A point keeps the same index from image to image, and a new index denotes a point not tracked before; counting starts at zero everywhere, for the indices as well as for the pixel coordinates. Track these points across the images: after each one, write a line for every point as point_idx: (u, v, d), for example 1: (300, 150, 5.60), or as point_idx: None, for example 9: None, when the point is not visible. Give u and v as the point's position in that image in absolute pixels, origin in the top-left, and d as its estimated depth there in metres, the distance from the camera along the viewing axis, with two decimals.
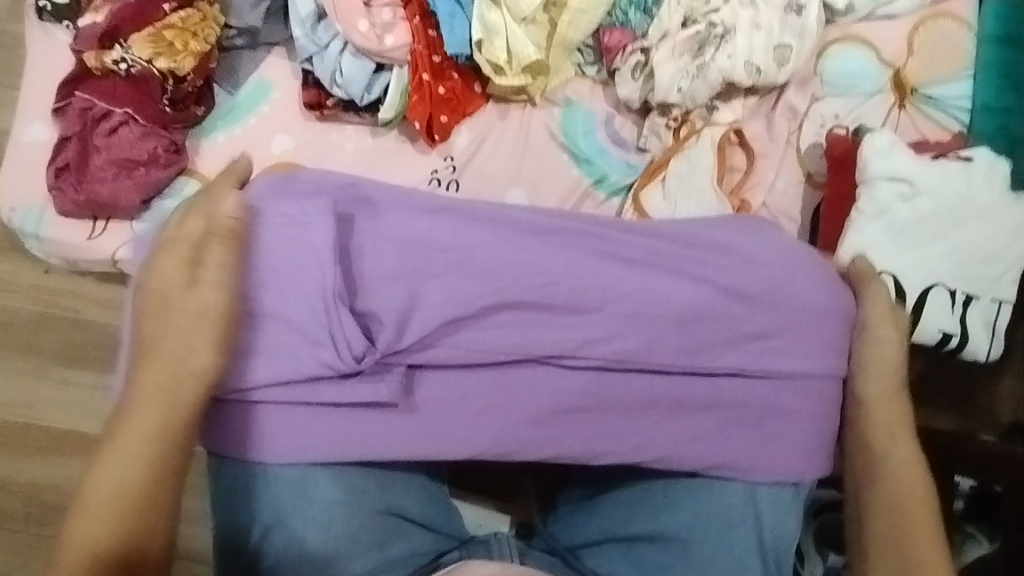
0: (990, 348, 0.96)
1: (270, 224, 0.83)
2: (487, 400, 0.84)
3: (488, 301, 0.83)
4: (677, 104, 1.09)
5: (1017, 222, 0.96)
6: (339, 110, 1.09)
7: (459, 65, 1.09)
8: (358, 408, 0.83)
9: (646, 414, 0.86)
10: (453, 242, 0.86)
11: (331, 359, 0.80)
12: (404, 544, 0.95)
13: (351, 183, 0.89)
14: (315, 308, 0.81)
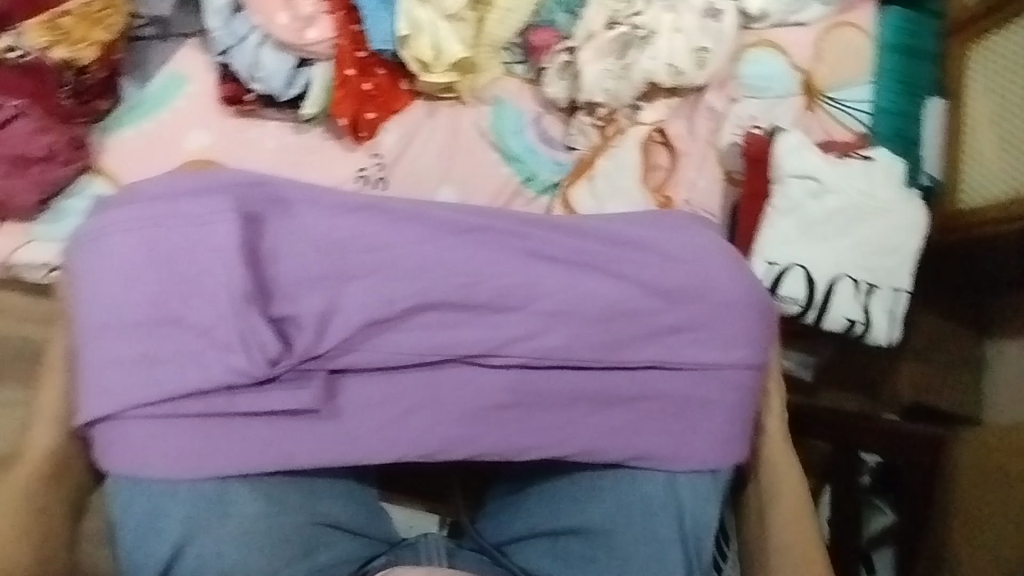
0: (890, 333, 1.03)
1: (140, 216, 0.64)
2: (415, 400, 0.66)
3: (413, 297, 0.65)
4: (602, 103, 1.05)
5: (915, 214, 1.01)
6: (257, 106, 1.00)
7: (385, 60, 1.02)
8: (274, 443, 0.65)
9: (567, 410, 0.68)
10: (379, 242, 0.66)
11: (237, 362, 0.62)
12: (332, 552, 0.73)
13: (248, 186, 0.66)
14: (217, 308, 0.63)
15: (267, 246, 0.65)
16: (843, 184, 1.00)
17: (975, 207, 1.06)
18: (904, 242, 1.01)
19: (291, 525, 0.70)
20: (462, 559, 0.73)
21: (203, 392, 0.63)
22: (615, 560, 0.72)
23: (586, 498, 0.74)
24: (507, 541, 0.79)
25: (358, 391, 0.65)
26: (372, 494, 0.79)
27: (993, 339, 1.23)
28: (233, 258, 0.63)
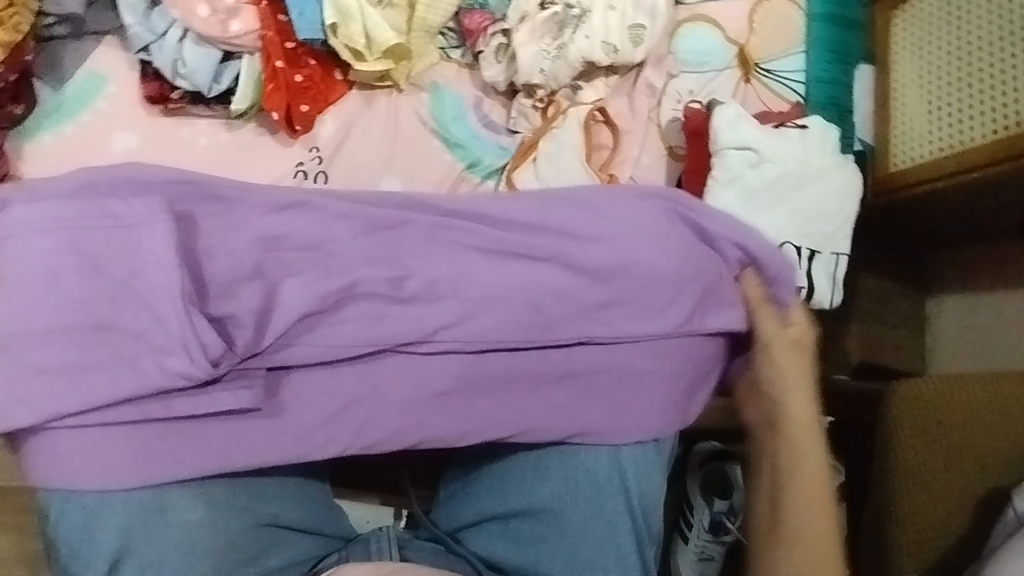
0: (832, 296, 1.06)
1: (51, 216, 0.62)
2: (353, 393, 0.66)
3: (342, 289, 0.65)
4: (541, 84, 1.04)
5: (851, 179, 1.04)
6: (185, 104, 0.96)
7: (316, 50, 0.99)
8: (214, 445, 0.65)
9: (508, 392, 0.69)
10: (310, 240, 0.66)
11: (173, 365, 0.60)
12: (282, 556, 0.73)
13: (183, 187, 0.66)
14: (156, 310, 0.61)
15: (204, 246, 0.64)
16: (780, 152, 1.02)
17: (906, 167, 1.07)
18: (839, 207, 1.04)
19: (234, 528, 0.69)
20: (414, 553, 0.73)
21: (133, 400, 0.62)
22: (566, 537, 0.72)
23: (533, 479, 0.73)
24: (459, 528, 0.78)
25: (297, 389, 0.66)
26: (326, 493, 0.79)
27: (933, 294, 1.27)
28: (168, 259, 0.61)
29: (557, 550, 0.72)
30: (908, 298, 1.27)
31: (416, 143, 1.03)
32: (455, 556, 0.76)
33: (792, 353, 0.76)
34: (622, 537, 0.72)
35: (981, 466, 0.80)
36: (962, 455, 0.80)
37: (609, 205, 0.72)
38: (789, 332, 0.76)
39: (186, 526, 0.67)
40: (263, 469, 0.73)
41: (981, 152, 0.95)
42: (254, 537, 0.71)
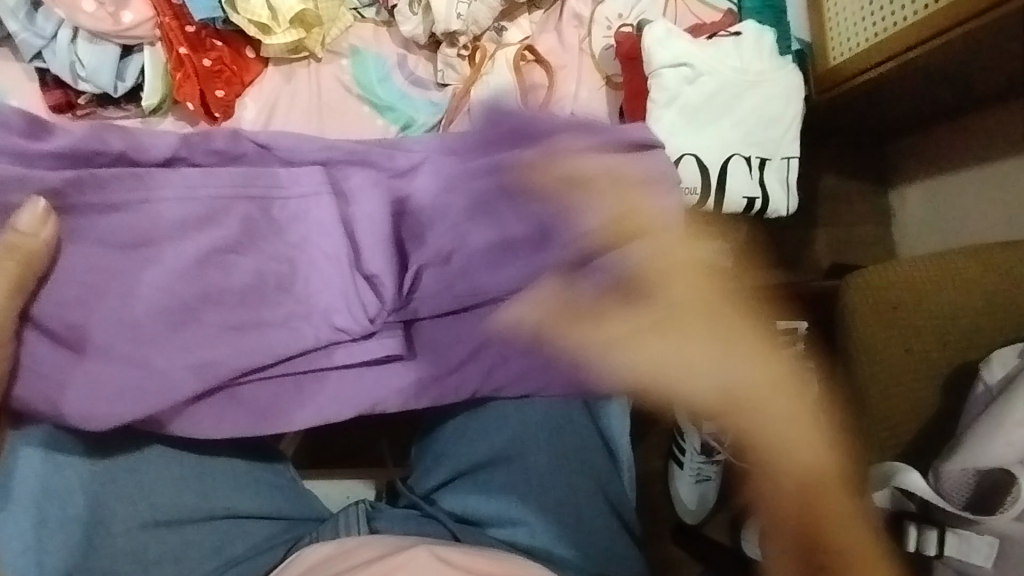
0: (788, 202, 1.04)
1: (218, 181, 0.68)
2: (328, 383, 0.69)
3: (313, 282, 0.68)
4: (461, 31, 1.00)
5: (793, 83, 1.02)
6: (94, 108, 0.92)
7: (219, 30, 0.94)
8: (309, 409, 0.69)
9: (476, 353, 0.71)
10: (271, 238, 0.68)
11: (340, 323, 0.68)
12: (243, 542, 0.69)
13: (328, 155, 0.73)
14: (321, 276, 0.68)
15: (356, 214, 0.69)
16: (714, 64, 0.99)
17: (843, 59, 1.06)
18: (783, 107, 1.01)
19: (186, 529, 0.68)
20: (385, 524, 0.69)
21: (262, 369, 0.68)
22: (533, 478, 0.70)
23: (494, 425, 0.73)
24: (435, 488, 0.73)
25: (422, 342, 0.71)
26: (291, 475, 0.75)
27: (892, 187, 1.32)
28: (335, 229, 0.69)
29: (528, 495, 0.70)
30: (868, 195, 1.33)
31: (345, 113, 1.00)
32: (430, 518, 0.70)
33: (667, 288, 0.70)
34: (589, 469, 0.71)
35: (943, 343, 0.69)
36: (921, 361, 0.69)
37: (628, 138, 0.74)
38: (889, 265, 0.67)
39: (133, 533, 0.66)
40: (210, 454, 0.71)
41: (922, 25, 0.91)
42: (211, 525, 0.69)
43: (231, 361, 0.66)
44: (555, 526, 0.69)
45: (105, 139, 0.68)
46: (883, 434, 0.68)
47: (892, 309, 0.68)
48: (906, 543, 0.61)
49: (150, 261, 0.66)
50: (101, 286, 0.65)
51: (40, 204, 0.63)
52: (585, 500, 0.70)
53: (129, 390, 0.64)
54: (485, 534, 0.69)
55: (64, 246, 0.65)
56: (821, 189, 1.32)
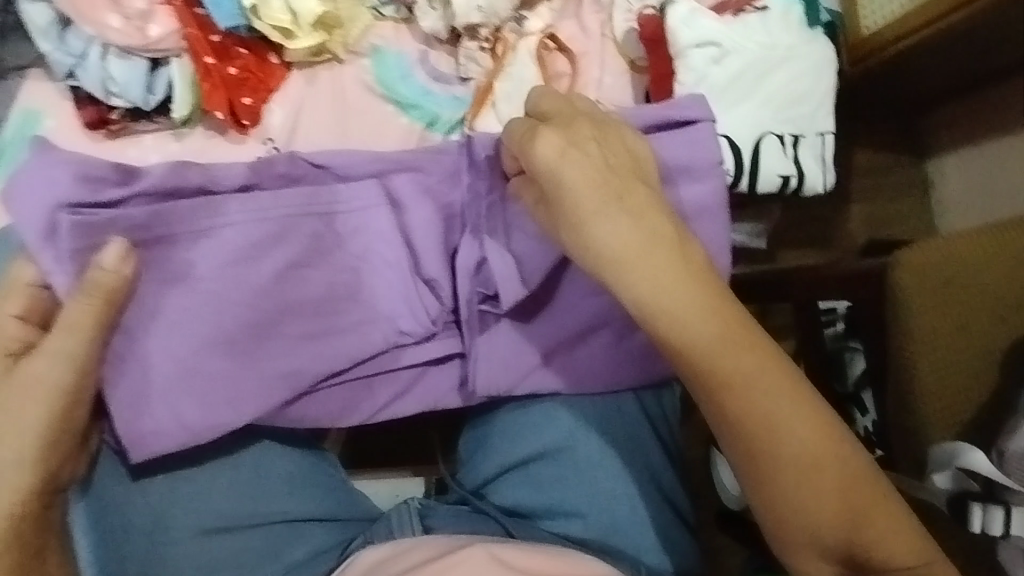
0: (823, 178, 1.00)
1: (286, 202, 0.63)
2: (379, 387, 0.67)
3: (354, 284, 0.65)
4: (482, 23, 0.99)
5: (825, 55, 0.99)
6: (126, 122, 0.92)
7: (243, 38, 0.95)
8: (380, 412, 0.67)
9: (528, 356, 0.67)
10: (311, 249, 0.64)
11: (404, 326, 0.66)
12: (301, 545, 0.69)
13: (380, 166, 0.66)
14: (386, 284, 0.66)
15: (411, 223, 0.66)
16: (741, 41, 0.97)
17: (878, 27, 1.03)
18: (816, 82, 0.99)
19: (245, 534, 0.66)
20: (438, 521, 0.69)
21: (337, 375, 0.66)
22: (586, 472, 0.68)
23: (548, 418, 0.69)
24: (484, 484, 0.72)
25: (482, 352, 0.66)
26: (341, 472, 0.74)
27: (931, 157, 1.29)
28: (395, 240, 0.65)
29: (585, 490, 0.68)
30: (907, 167, 1.29)
31: (370, 112, 1.00)
32: (480, 512, 0.70)
33: (589, 171, 0.54)
34: (642, 459, 0.70)
35: (1001, 318, 0.66)
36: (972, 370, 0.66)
37: (680, 117, 0.68)
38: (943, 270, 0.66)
39: (195, 540, 0.65)
40: (259, 459, 0.68)
41: None
42: (269, 531, 0.68)
43: (314, 366, 0.64)
44: (608, 519, 0.68)
45: (184, 175, 0.63)
46: (943, 412, 0.66)
47: (943, 284, 0.66)
48: (971, 523, 0.58)
49: (218, 289, 0.61)
50: (168, 309, 0.60)
51: (121, 244, 0.57)
52: (644, 491, 0.69)
53: (217, 411, 0.61)
54: (538, 528, 0.69)
55: (140, 278, 0.60)
56: (857, 164, 1.28)
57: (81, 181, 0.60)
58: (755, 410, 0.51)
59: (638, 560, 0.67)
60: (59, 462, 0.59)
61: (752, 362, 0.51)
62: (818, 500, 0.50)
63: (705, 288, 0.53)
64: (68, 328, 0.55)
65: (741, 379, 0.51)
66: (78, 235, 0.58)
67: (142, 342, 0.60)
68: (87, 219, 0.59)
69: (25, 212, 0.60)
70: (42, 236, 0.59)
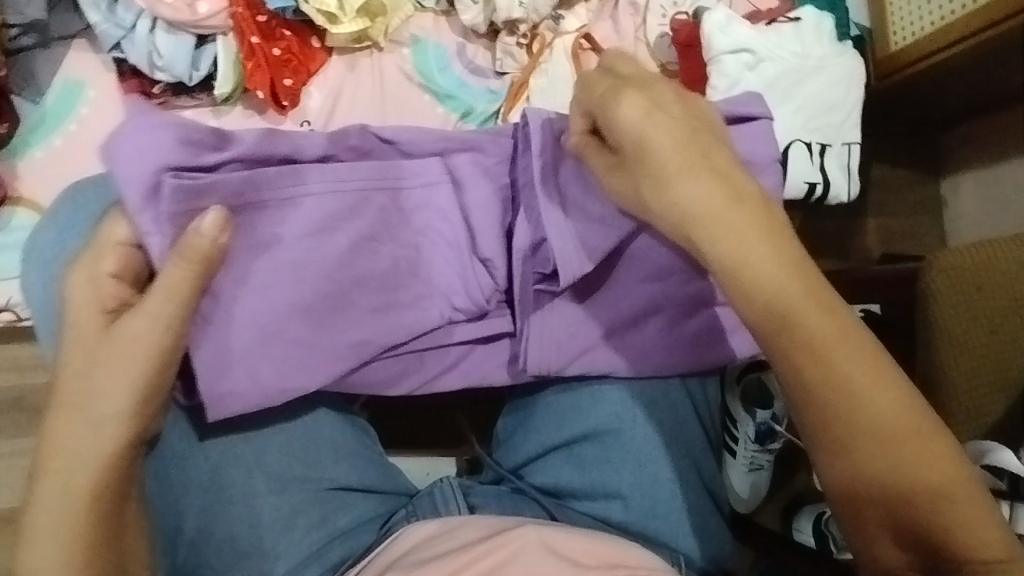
0: (849, 187, 1.02)
1: (360, 174, 0.65)
2: (431, 361, 0.70)
3: (416, 259, 0.67)
4: (522, 19, 1.01)
5: (857, 68, 1.02)
6: (167, 96, 0.94)
7: (288, 21, 0.96)
8: (427, 384, 0.70)
9: (580, 338, 0.69)
10: (377, 223, 0.65)
11: (458, 303, 0.68)
12: (346, 515, 0.69)
13: (444, 145, 0.69)
14: (444, 261, 0.68)
15: (470, 202, 0.68)
16: (775, 50, 0.99)
17: (906, 44, 1.05)
18: (846, 92, 1.01)
19: (293, 498, 0.67)
20: (480, 500, 0.70)
21: (394, 347, 0.68)
22: (630, 454, 0.70)
23: (596, 400, 0.71)
24: (522, 464, 0.74)
25: (534, 333, 0.67)
26: (379, 448, 0.74)
27: (946, 176, 1.32)
28: (455, 217, 0.68)
29: (628, 472, 0.69)
30: (922, 183, 1.32)
31: (408, 100, 1.02)
32: (520, 492, 0.72)
33: (671, 131, 0.55)
34: (683, 444, 0.72)
35: None
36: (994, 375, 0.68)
37: (735, 111, 0.70)
38: (974, 280, 0.67)
39: (246, 502, 0.66)
40: (309, 427, 0.69)
41: (986, 14, 0.90)
42: (315, 499, 0.68)
43: (380, 339, 0.65)
44: (649, 504, 0.69)
45: (273, 144, 0.63)
46: (969, 414, 0.68)
47: (976, 289, 0.67)
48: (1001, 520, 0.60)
49: (295, 256, 0.62)
50: (247, 275, 0.60)
51: (219, 210, 0.56)
52: (685, 475, 0.70)
53: (292, 373, 0.62)
54: (580, 509, 0.70)
55: (235, 241, 0.60)
56: (874, 179, 1.31)
57: (181, 144, 0.59)
58: (836, 387, 0.50)
59: (676, 548, 0.69)
60: (149, 421, 0.57)
61: (825, 319, 0.51)
62: (885, 461, 0.50)
63: (779, 243, 0.52)
64: (167, 293, 0.54)
65: (813, 335, 0.50)
66: (178, 199, 0.58)
67: (223, 306, 0.60)
68: (189, 183, 0.58)
69: (129, 169, 0.57)
70: (143, 197, 0.57)
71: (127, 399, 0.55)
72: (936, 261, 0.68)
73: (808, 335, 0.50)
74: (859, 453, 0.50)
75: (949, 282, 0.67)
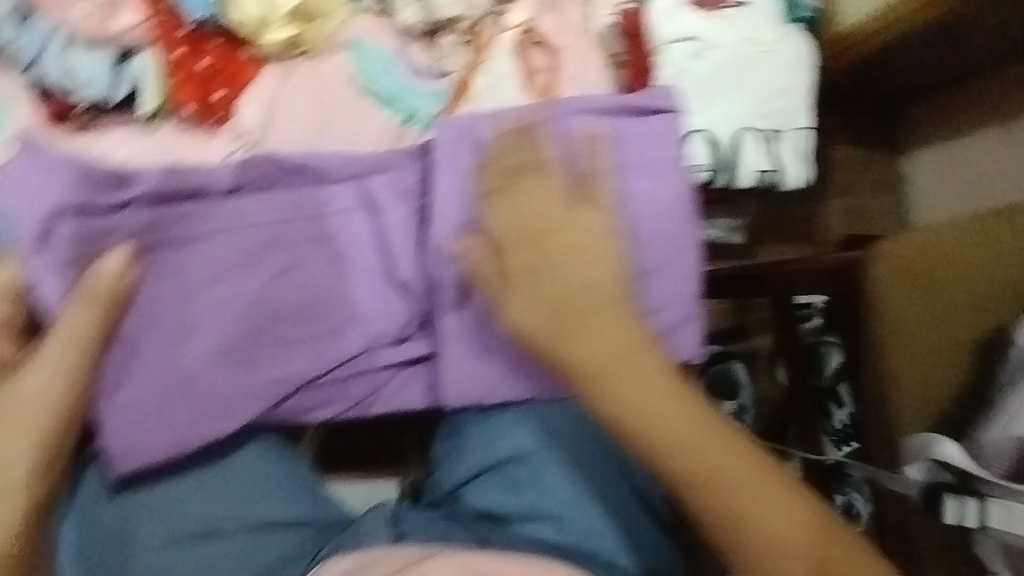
0: (801, 174, 1.01)
1: (273, 210, 0.72)
2: (358, 391, 0.73)
3: (328, 296, 0.72)
4: (461, 15, 1.02)
5: (802, 51, 1.00)
6: (92, 116, 0.91)
7: (215, 31, 0.95)
8: (354, 408, 0.74)
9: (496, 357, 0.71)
10: (287, 258, 0.72)
11: (377, 331, 0.73)
12: (270, 550, 0.74)
13: (358, 168, 0.75)
14: (362, 289, 0.73)
15: (388, 224, 0.74)
16: (723, 36, 0.97)
17: (857, 27, 1.03)
18: (795, 78, 0.99)
19: (210, 540, 0.72)
20: (410, 527, 0.69)
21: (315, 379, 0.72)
22: (556, 473, 0.72)
23: (512, 425, 0.73)
24: (458, 486, 0.75)
25: (452, 360, 0.70)
26: (312, 482, 0.79)
27: (906, 153, 1.30)
28: (372, 241, 0.74)
29: (552, 491, 0.71)
30: (883, 162, 1.30)
31: (347, 108, 0.98)
32: (454, 514, 0.73)
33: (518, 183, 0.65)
34: (614, 462, 0.73)
35: (977, 309, 0.67)
36: (940, 368, 0.67)
37: (649, 106, 0.76)
38: (915, 271, 0.68)
39: (166, 546, 0.71)
40: (224, 469, 0.74)
41: None
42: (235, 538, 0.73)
43: (297, 370, 0.71)
44: (582, 523, 0.71)
45: (178, 180, 0.72)
46: (915, 408, 0.67)
47: (916, 277, 0.68)
48: (944, 514, 0.59)
49: (213, 295, 0.70)
50: (170, 315, 0.69)
51: (120, 253, 0.67)
52: (613, 492, 0.72)
53: (211, 410, 0.70)
54: (513, 533, 0.70)
55: (144, 282, 0.69)
56: (833, 160, 1.29)
57: (81, 187, 0.70)
58: (640, 412, 0.59)
59: (615, 564, 0.69)
60: (52, 482, 0.63)
61: (656, 390, 0.59)
62: (686, 454, 0.58)
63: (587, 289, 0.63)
64: (69, 341, 0.64)
65: (603, 371, 0.61)
66: (79, 242, 0.69)
67: (142, 351, 0.69)
68: (89, 228, 0.69)
69: (30, 212, 0.70)
70: (37, 243, 0.69)
71: (27, 450, 0.62)
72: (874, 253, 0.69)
73: (605, 360, 0.61)
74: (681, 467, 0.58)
75: (887, 275, 0.68)
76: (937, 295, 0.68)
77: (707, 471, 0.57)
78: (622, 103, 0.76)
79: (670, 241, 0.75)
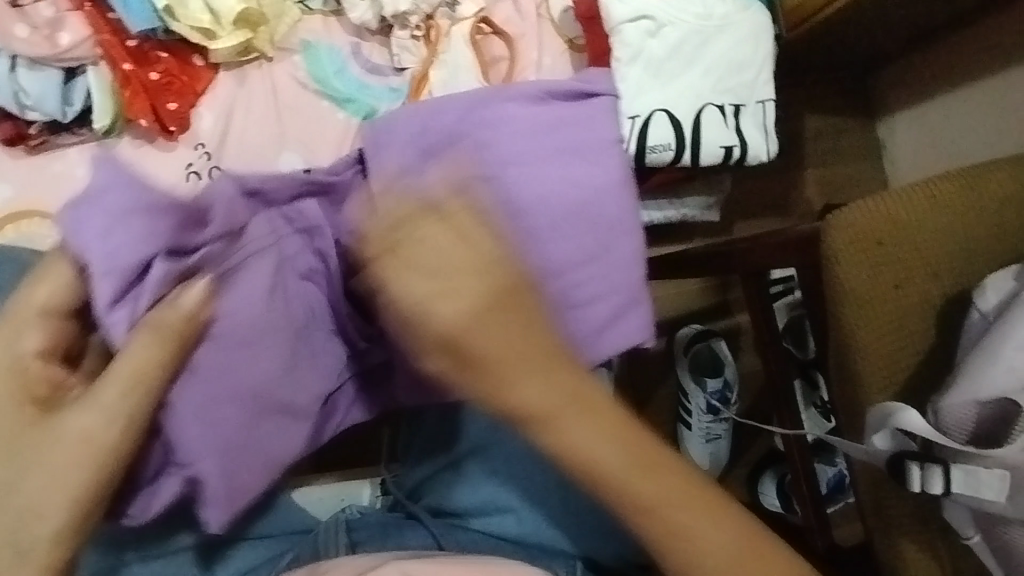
0: (767, 146, 1.00)
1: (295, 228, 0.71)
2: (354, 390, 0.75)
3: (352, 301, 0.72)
4: (411, 10, 0.97)
5: (760, 22, 0.98)
6: (46, 136, 0.90)
7: (162, 42, 0.93)
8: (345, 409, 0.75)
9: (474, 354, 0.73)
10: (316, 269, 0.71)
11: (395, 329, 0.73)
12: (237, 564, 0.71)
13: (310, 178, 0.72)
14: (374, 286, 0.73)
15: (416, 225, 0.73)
16: (675, 14, 0.95)
17: None
18: (753, 51, 0.98)
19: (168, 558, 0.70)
20: (363, 536, 0.69)
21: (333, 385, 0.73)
22: (509, 467, 0.71)
23: (452, 428, 0.74)
24: (417, 488, 0.75)
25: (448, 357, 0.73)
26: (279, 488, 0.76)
27: (881, 118, 1.30)
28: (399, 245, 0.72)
29: (507, 487, 0.71)
30: (857, 128, 1.29)
31: (305, 110, 0.97)
32: (411, 518, 0.72)
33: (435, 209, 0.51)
34: None
35: (932, 274, 0.67)
36: (898, 333, 0.66)
37: (580, 89, 0.80)
38: (878, 238, 0.66)
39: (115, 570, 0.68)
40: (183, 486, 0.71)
41: None
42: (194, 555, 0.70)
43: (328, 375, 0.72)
44: (537, 517, 0.70)
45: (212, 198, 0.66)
46: (882, 375, 0.66)
47: (877, 244, 0.66)
48: (910, 483, 0.59)
49: (253, 314, 0.64)
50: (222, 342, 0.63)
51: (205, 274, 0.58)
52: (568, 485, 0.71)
53: (268, 443, 0.67)
54: (470, 532, 0.70)
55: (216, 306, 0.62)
56: (807, 129, 1.28)
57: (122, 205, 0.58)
58: (591, 451, 0.51)
59: (575, 553, 0.70)
60: None
61: (594, 420, 0.52)
62: (633, 482, 0.52)
63: (512, 304, 0.49)
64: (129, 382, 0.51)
65: (550, 415, 0.51)
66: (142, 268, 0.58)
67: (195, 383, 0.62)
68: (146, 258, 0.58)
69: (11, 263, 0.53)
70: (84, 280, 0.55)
71: None
72: (839, 224, 0.66)
73: (539, 396, 0.50)
74: (632, 495, 0.52)
75: (842, 252, 0.65)
76: (897, 257, 0.66)
77: (648, 499, 0.52)
78: (552, 88, 0.79)
79: (609, 222, 0.76)
